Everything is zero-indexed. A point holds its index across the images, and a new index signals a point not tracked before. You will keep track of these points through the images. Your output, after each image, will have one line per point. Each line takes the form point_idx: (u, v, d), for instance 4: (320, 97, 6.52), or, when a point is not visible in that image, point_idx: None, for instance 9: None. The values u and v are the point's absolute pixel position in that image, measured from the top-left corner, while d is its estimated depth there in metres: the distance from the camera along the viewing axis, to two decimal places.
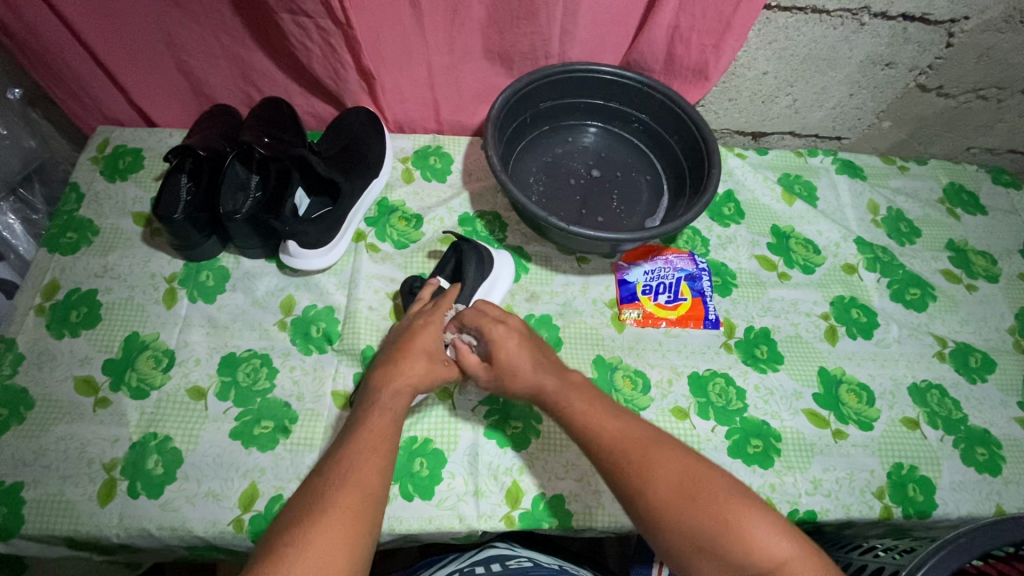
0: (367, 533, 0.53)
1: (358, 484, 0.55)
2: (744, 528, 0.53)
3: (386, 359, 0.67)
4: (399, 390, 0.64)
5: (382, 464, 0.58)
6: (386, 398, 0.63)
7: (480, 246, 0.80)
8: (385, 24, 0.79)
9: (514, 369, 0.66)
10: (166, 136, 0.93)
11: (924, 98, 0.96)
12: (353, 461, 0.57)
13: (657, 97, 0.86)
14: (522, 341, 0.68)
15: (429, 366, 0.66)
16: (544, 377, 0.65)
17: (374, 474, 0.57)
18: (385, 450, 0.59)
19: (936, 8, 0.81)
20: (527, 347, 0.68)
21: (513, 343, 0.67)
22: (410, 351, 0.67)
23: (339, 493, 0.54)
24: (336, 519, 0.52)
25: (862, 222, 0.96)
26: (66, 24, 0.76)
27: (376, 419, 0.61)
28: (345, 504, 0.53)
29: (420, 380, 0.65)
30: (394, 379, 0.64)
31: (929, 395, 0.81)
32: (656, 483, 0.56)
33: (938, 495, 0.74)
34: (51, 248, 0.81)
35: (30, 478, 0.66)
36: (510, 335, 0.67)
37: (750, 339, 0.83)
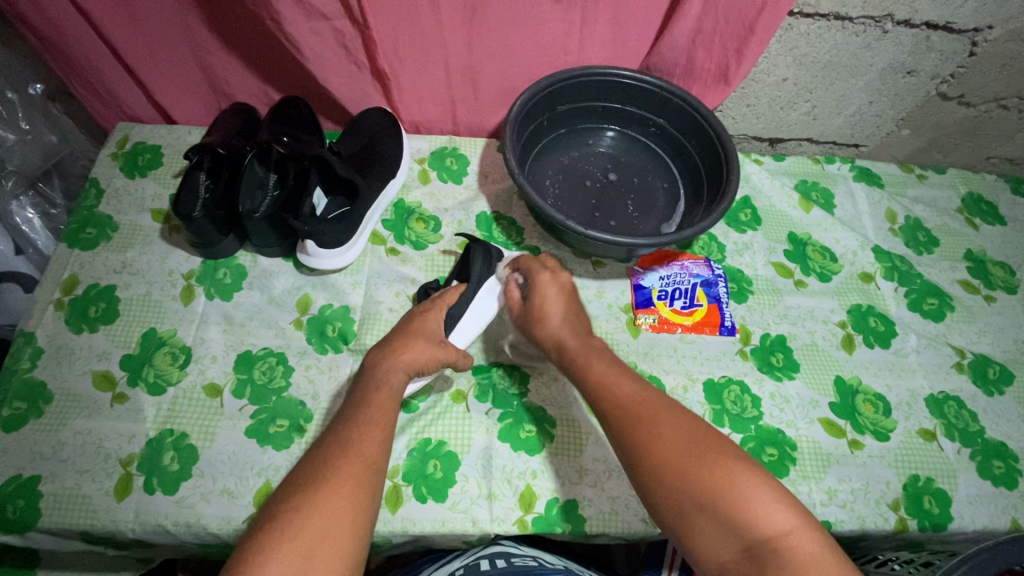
0: (370, 498, 0.54)
1: (360, 453, 0.56)
2: (746, 495, 0.52)
3: (387, 339, 0.68)
4: (396, 365, 0.64)
5: (384, 436, 0.59)
6: (383, 374, 0.64)
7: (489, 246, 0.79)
8: (405, 25, 0.79)
9: (547, 314, 0.69)
10: (186, 134, 0.92)
11: (945, 107, 0.95)
12: (353, 432, 0.58)
13: (675, 101, 0.86)
14: (562, 291, 0.71)
15: (426, 348, 0.66)
16: (568, 334, 0.68)
17: (375, 443, 0.57)
18: (385, 422, 0.60)
19: (960, 17, 0.80)
20: (565, 297, 0.70)
21: (551, 292, 0.70)
22: (411, 331, 0.68)
23: (342, 461, 0.55)
24: (339, 485, 0.53)
25: (880, 230, 0.95)
26: (90, 20, 0.77)
27: (375, 394, 0.62)
28: (348, 471, 0.54)
29: (415, 358, 0.65)
30: (390, 356, 0.65)
31: (946, 406, 0.80)
32: (661, 443, 0.57)
33: (954, 508, 0.73)
34: (71, 243, 0.82)
35: (47, 471, 0.67)
36: (551, 283, 0.71)
37: (766, 346, 0.82)
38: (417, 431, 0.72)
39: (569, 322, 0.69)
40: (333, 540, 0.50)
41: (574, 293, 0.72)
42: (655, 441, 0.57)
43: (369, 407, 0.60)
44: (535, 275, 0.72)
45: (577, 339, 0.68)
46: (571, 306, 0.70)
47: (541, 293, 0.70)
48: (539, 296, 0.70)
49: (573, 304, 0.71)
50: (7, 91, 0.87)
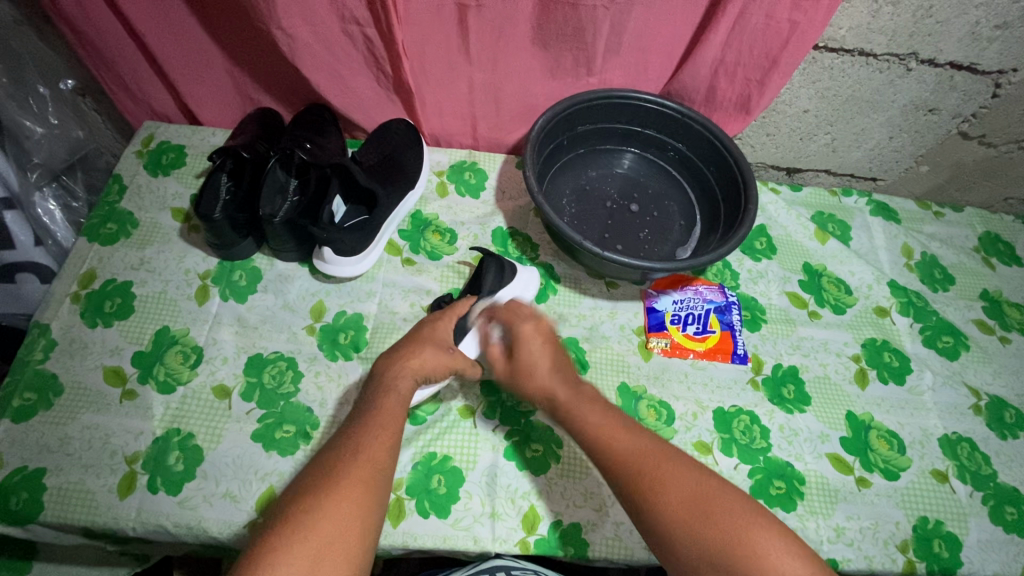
0: (377, 503, 0.54)
1: (369, 458, 0.56)
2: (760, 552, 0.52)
3: (395, 347, 0.68)
4: (404, 374, 0.64)
5: (394, 442, 0.59)
6: (393, 379, 0.63)
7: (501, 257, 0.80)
8: (432, 39, 0.80)
9: (529, 370, 0.66)
10: (209, 135, 0.94)
11: (965, 145, 0.95)
12: (364, 436, 0.58)
13: (695, 127, 0.86)
14: (546, 342, 0.67)
15: (438, 357, 0.67)
16: (556, 386, 0.65)
17: (385, 449, 0.57)
18: (394, 429, 0.60)
19: (984, 59, 0.80)
20: (550, 347, 0.67)
21: (535, 345, 0.67)
22: (419, 341, 0.68)
23: (351, 466, 0.55)
24: (349, 489, 0.53)
25: (896, 265, 0.95)
26: (127, 19, 0.78)
27: (386, 399, 0.62)
28: (357, 476, 0.54)
29: (422, 365, 0.65)
30: (399, 364, 0.65)
31: (959, 448, 0.79)
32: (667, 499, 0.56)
33: (964, 553, 0.72)
34: (91, 238, 0.83)
35: (52, 465, 0.66)
36: (534, 334, 0.67)
37: (777, 376, 0.82)
38: (423, 445, 0.72)
39: (557, 374, 0.65)
40: (340, 545, 0.49)
41: (557, 341, 0.68)
42: (667, 504, 0.56)
43: (379, 413, 0.60)
44: (514, 323, 0.68)
45: (568, 390, 0.65)
46: (556, 355, 0.67)
47: (524, 351, 0.66)
48: (522, 348, 0.67)
49: (557, 351, 0.67)
50: (40, 85, 0.89)
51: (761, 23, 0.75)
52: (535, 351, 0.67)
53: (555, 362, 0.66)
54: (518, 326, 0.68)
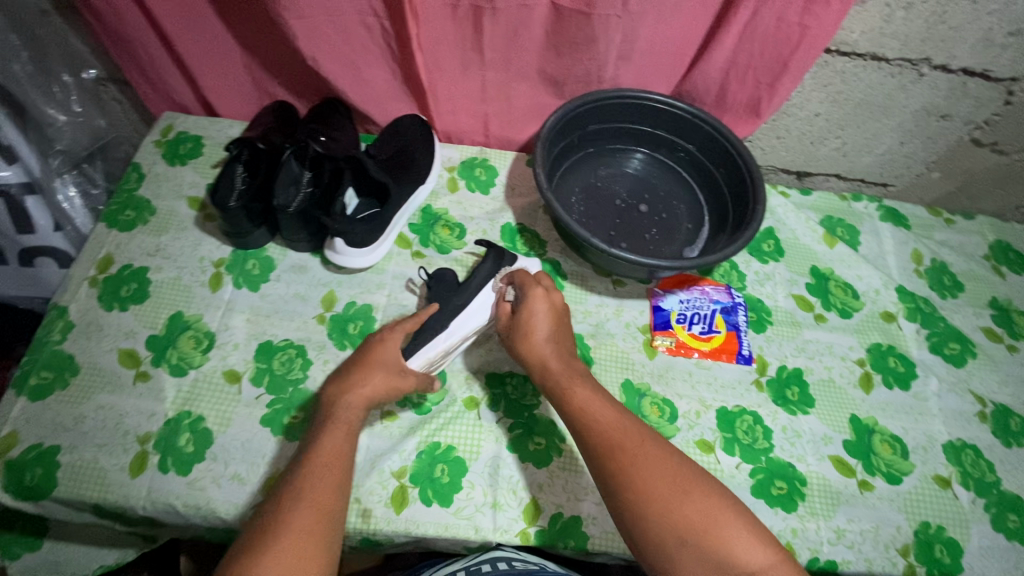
0: (330, 541, 0.55)
1: (316, 498, 0.56)
2: (726, 537, 0.54)
3: (343, 374, 0.69)
4: (351, 408, 0.65)
5: (343, 478, 0.60)
6: (340, 412, 0.65)
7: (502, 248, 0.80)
8: (446, 37, 0.81)
9: (529, 329, 0.71)
10: (227, 127, 0.96)
11: (977, 152, 0.95)
12: (309, 476, 0.58)
13: (705, 129, 0.87)
14: (550, 308, 0.72)
15: (387, 377, 0.68)
16: (551, 353, 0.69)
17: (331, 490, 0.58)
18: (342, 469, 0.60)
19: (998, 65, 0.80)
20: (553, 316, 0.72)
21: (540, 307, 0.72)
22: (369, 365, 0.68)
23: (299, 508, 0.55)
24: (298, 534, 0.53)
25: (904, 271, 0.95)
26: (151, 12, 0.80)
27: (333, 437, 0.62)
28: (305, 517, 0.55)
29: (375, 391, 0.67)
30: (344, 398, 0.65)
31: (964, 454, 0.79)
32: (640, 478, 0.57)
33: (965, 559, 0.72)
34: (109, 224, 0.85)
35: (67, 442, 0.68)
36: (540, 300, 0.72)
37: (781, 378, 0.82)
38: (427, 434, 0.73)
39: (555, 338, 0.71)
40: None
41: (562, 315, 0.73)
42: (639, 484, 0.57)
43: (326, 448, 0.61)
44: (525, 288, 0.73)
45: (561, 361, 0.69)
46: (557, 322, 0.72)
47: (528, 311, 0.71)
48: (526, 311, 0.72)
49: (560, 322, 0.73)
50: (64, 74, 0.91)
51: (773, 26, 0.75)
52: (537, 314, 0.71)
53: (554, 327, 0.71)
54: (528, 288, 0.73)
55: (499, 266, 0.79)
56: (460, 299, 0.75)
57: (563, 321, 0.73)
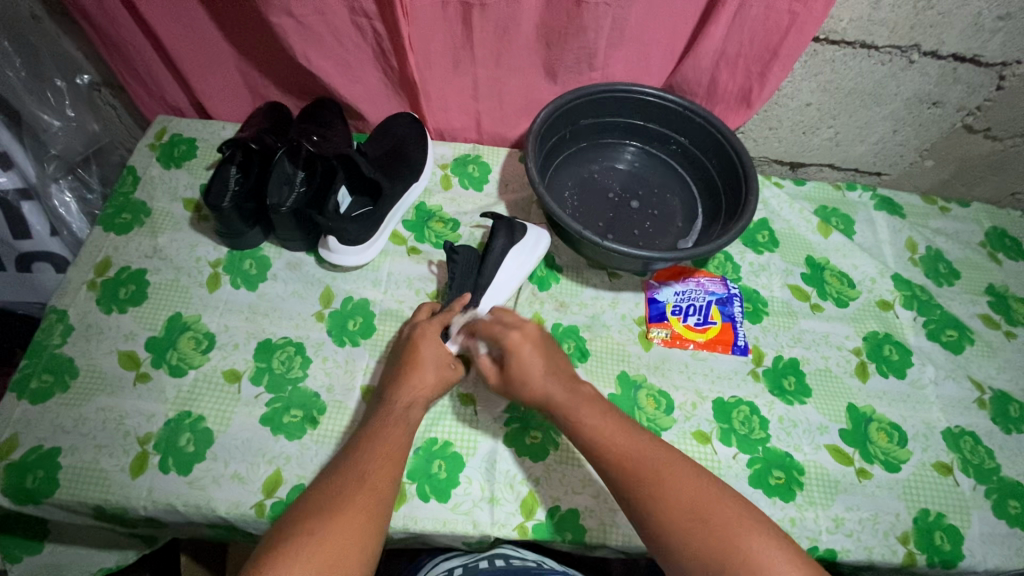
0: (378, 528, 0.55)
1: (372, 487, 0.57)
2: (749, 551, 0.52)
3: (396, 371, 0.69)
4: (414, 403, 0.66)
5: (396, 471, 0.60)
6: (400, 409, 0.65)
7: (512, 219, 0.82)
8: (436, 35, 0.82)
9: (524, 374, 0.67)
10: (220, 128, 0.96)
11: (970, 139, 0.95)
12: (368, 465, 0.59)
13: (696, 121, 0.87)
14: (536, 346, 0.69)
15: (438, 371, 0.69)
16: (552, 388, 0.66)
17: (388, 480, 0.59)
18: (398, 460, 0.61)
19: (987, 50, 0.80)
20: (542, 353, 0.69)
21: (526, 351, 0.68)
22: (419, 360, 0.69)
23: (356, 491, 0.56)
24: (353, 517, 0.54)
25: (900, 259, 0.95)
26: (142, 16, 0.81)
27: (391, 428, 0.63)
28: (361, 503, 0.55)
29: (431, 390, 0.68)
30: (407, 391, 0.67)
31: (962, 441, 0.79)
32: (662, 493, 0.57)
33: (966, 545, 0.71)
34: (106, 228, 0.85)
35: (68, 444, 0.69)
36: (524, 342, 0.68)
37: (778, 368, 0.82)
38: (423, 430, 0.73)
39: (554, 377, 0.67)
40: (342, 569, 0.50)
41: (547, 343, 0.71)
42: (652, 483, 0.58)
43: (384, 439, 0.62)
44: (501, 338, 0.69)
45: (564, 391, 0.66)
46: (548, 359, 0.69)
47: (518, 363, 0.67)
48: (512, 357, 0.68)
49: (550, 351, 0.70)
50: (58, 79, 0.91)
51: (762, 13, 0.75)
52: (526, 360, 0.68)
53: (548, 367, 0.68)
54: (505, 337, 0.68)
55: (511, 240, 0.80)
56: (485, 279, 0.78)
57: (552, 350, 0.70)
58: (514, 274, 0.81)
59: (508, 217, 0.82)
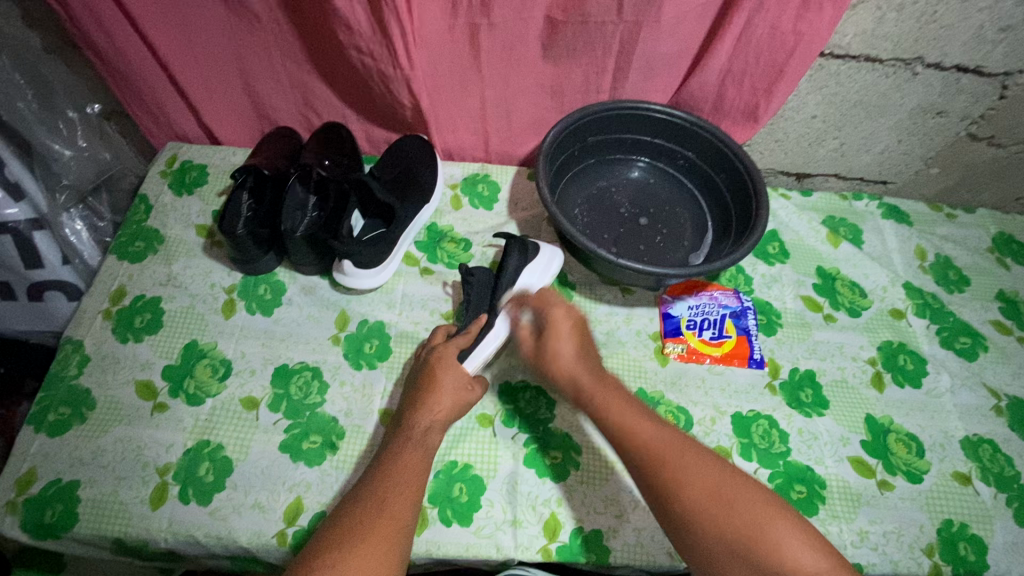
0: (400, 558, 0.55)
1: (392, 514, 0.57)
2: (778, 541, 0.53)
3: (414, 395, 0.69)
4: (431, 427, 0.66)
5: (416, 495, 0.60)
6: (417, 433, 0.65)
7: (523, 239, 0.82)
8: (445, 58, 0.83)
9: (556, 356, 0.66)
10: (230, 154, 0.97)
11: (974, 147, 0.96)
12: (388, 491, 0.59)
13: (704, 136, 0.88)
14: (576, 326, 0.68)
15: (454, 395, 0.68)
16: (580, 371, 0.64)
17: (405, 505, 0.58)
18: (417, 484, 0.61)
19: (990, 61, 0.81)
20: (578, 333, 0.67)
21: (565, 327, 0.67)
22: (438, 386, 0.68)
23: (375, 519, 0.56)
24: (373, 546, 0.54)
25: (909, 267, 0.95)
26: (154, 50, 0.82)
27: (409, 452, 0.63)
28: (381, 531, 0.55)
29: (447, 415, 0.67)
30: (424, 415, 0.66)
31: (981, 449, 0.79)
32: (685, 488, 0.56)
33: (991, 555, 0.71)
34: (120, 256, 0.85)
35: (87, 477, 0.68)
36: (564, 317, 0.68)
37: (794, 380, 0.82)
38: (443, 453, 0.73)
39: (584, 358, 0.66)
40: None
41: (586, 327, 0.69)
42: (680, 488, 0.56)
43: (402, 464, 0.61)
44: (546, 311, 0.68)
45: (593, 376, 0.64)
46: (583, 341, 0.67)
47: (553, 336, 0.66)
48: (551, 332, 0.67)
49: (586, 339, 0.68)
50: (69, 110, 0.93)
51: (767, 34, 0.76)
52: (562, 335, 0.67)
53: (582, 349, 0.66)
54: (549, 309, 0.68)
55: (524, 259, 0.80)
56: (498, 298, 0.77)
57: (589, 339, 0.68)
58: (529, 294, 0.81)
59: (519, 237, 0.82)
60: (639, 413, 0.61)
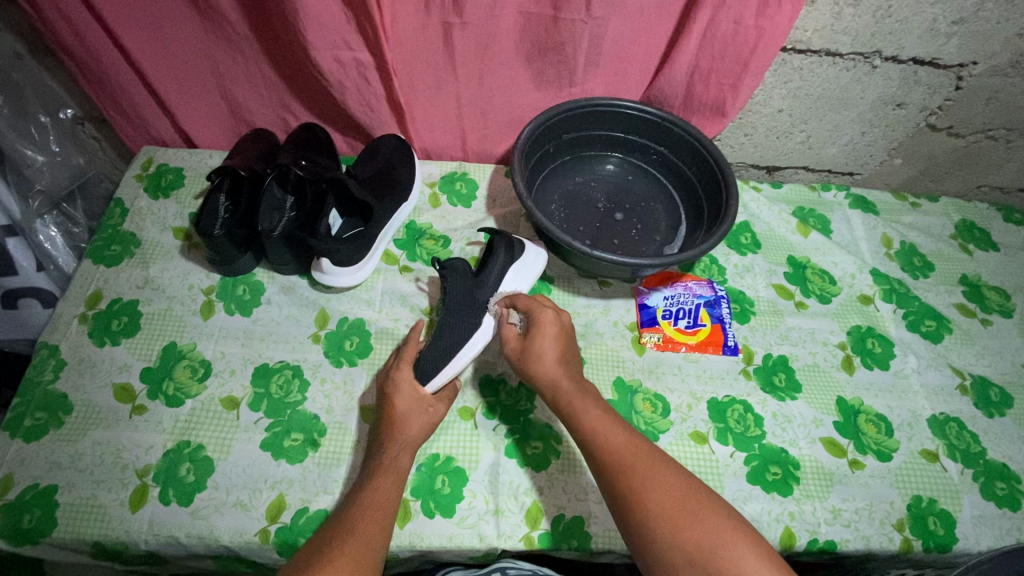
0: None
1: (360, 538, 0.56)
2: (729, 558, 0.52)
3: (380, 422, 0.69)
4: (402, 451, 0.66)
5: (385, 522, 0.59)
6: (387, 460, 0.65)
7: (508, 235, 0.83)
8: (419, 57, 0.84)
9: (539, 355, 0.68)
10: (207, 157, 0.97)
11: (935, 137, 0.99)
12: (355, 519, 0.59)
13: (675, 131, 0.90)
14: (560, 336, 0.71)
15: (419, 417, 0.69)
16: (560, 378, 0.67)
17: (377, 530, 0.58)
18: (387, 511, 0.61)
19: (945, 53, 0.85)
20: (562, 340, 0.71)
21: (550, 333, 0.70)
22: (398, 412, 0.69)
23: (344, 542, 0.56)
24: (343, 562, 0.53)
25: (876, 254, 0.98)
26: (127, 53, 0.82)
27: (380, 478, 0.63)
28: (350, 552, 0.55)
29: (415, 439, 0.68)
30: (388, 445, 0.66)
31: (948, 427, 0.82)
32: (647, 499, 0.57)
33: (959, 529, 0.73)
34: (95, 260, 0.85)
35: (64, 481, 0.68)
36: (550, 322, 0.72)
37: (768, 365, 0.84)
38: (424, 447, 0.73)
39: (564, 364, 0.68)
40: None
41: (569, 338, 0.72)
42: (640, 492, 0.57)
43: (371, 492, 0.61)
44: (534, 315, 0.73)
45: (573, 382, 0.67)
46: (565, 349, 0.70)
47: (538, 336, 0.70)
48: (535, 338, 0.70)
49: (568, 347, 0.71)
50: (41, 114, 0.92)
51: (731, 29, 0.79)
52: (546, 342, 0.70)
53: (562, 356, 0.69)
54: (539, 311, 0.73)
55: (511, 257, 0.81)
56: (484, 294, 0.79)
57: (571, 349, 0.72)
58: (514, 289, 0.82)
59: (503, 232, 0.83)
60: (614, 419, 0.64)
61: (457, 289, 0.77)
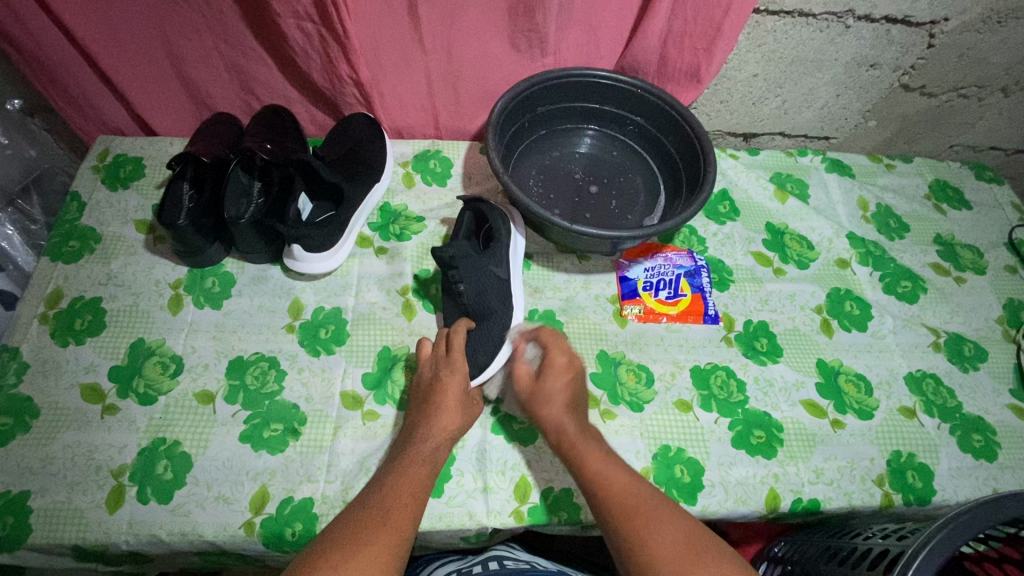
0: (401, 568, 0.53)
1: (395, 526, 0.56)
2: None
3: (420, 408, 0.68)
4: (440, 444, 0.66)
5: (417, 511, 0.59)
6: (426, 449, 0.65)
7: (499, 208, 0.81)
8: (383, 32, 0.80)
9: (553, 395, 0.66)
10: (166, 144, 0.93)
11: (908, 97, 0.99)
12: (387, 503, 0.58)
13: (650, 100, 0.89)
14: (574, 380, 0.69)
15: (462, 407, 0.68)
16: (567, 419, 0.65)
17: (406, 516, 0.58)
18: (420, 499, 0.60)
19: (917, 10, 0.84)
20: (575, 385, 0.68)
21: (563, 379, 0.68)
22: (446, 402, 0.67)
23: (378, 529, 0.55)
24: (376, 552, 0.53)
25: (853, 218, 0.99)
26: (74, 39, 0.78)
27: (415, 468, 0.63)
28: (381, 543, 0.54)
29: (455, 428, 0.67)
30: (427, 435, 0.66)
31: (924, 384, 0.83)
32: (652, 539, 0.54)
33: (937, 481, 0.75)
34: (54, 257, 0.81)
35: (37, 486, 0.66)
36: (561, 374, 0.68)
37: (749, 332, 0.85)
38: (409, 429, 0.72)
39: (574, 411, 0.66)
40: None
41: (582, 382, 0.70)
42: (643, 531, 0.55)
43: (402, 478, 0.61)
44: (552, 352, 0.70)
45: (579, 425, 0.65)
46: (578, 394, 0.69)
47: (555, 371, 0.68)
48: (550, 375, 0.68)
49: (579, 394, 0.69)
50: None
51: None
52: (559, 382, 0.68)
53: (573, 400, 0.67)
54: (553, 354, 0.69)
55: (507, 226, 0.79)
56: (498, 268, 0.77)
57: (582, 397, 0.69)
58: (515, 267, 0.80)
59: (492, 204, 0.81)
60: (613, 459, 0.62)
61: (473, 271, 0.74)
